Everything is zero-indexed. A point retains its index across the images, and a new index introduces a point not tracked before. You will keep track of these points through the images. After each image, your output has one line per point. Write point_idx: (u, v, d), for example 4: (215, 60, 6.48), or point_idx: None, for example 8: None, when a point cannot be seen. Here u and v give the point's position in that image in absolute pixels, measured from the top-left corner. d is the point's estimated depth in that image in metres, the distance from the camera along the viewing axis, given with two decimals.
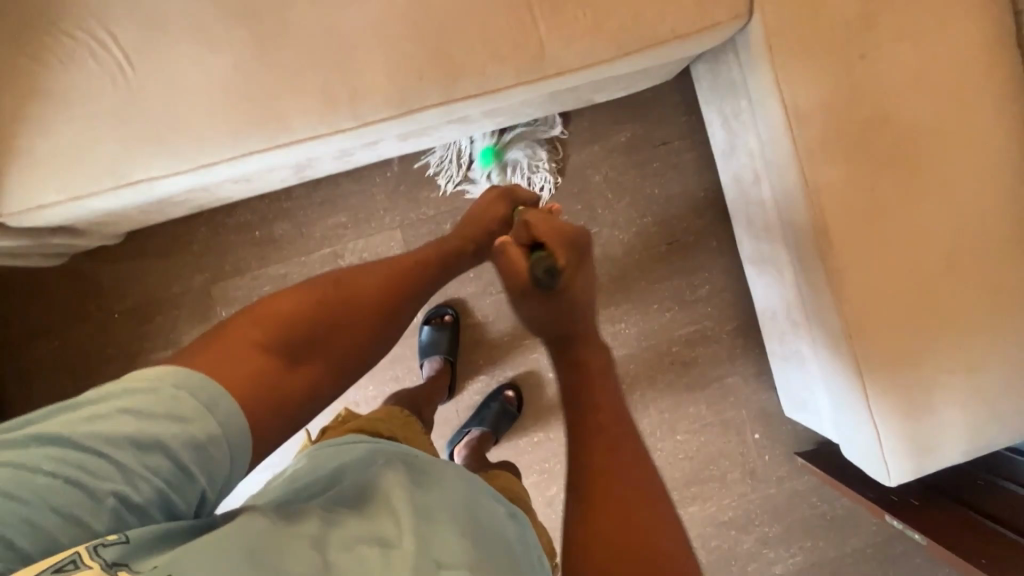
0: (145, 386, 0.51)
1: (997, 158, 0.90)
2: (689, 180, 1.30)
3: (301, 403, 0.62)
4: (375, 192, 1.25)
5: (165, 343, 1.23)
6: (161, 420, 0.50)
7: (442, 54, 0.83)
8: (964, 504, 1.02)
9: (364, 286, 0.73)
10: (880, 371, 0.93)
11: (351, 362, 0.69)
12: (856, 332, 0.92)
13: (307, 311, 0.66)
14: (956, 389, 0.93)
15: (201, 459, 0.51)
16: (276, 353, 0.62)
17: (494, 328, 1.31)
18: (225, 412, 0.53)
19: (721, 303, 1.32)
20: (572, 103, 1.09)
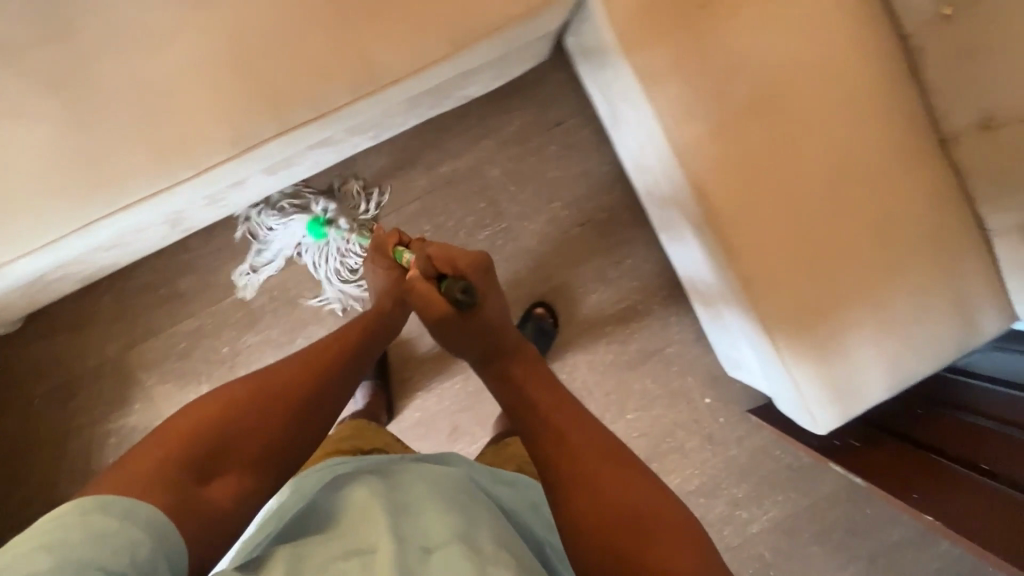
0: (56, 520, 0.47)
1: (860, 84, 0.87)
2: (590, 157, 1.27)
3: (228, 521, 0.57)
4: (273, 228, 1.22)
5: (93, 420, 1.21)
6: (83, 541, 0.46)
7: (268, 84, 0.80)
8: (905, 439, 1.00)
9: (283, 381, 0.67)
10: (787, 325, 0.90)
11: (282, 465, 0.64)
12: (756, 290, 0.89)
13: (214, 423, 0.61)
14: (871, 329, 0.90)
15: (142, 565, 0.47)
16: (182, 476, 0.56)
17: (422, 341, 1.29)
18: (149, 519, 0.50)
19: (645, 275, 1.30)
20: (440, 102, 1.07)
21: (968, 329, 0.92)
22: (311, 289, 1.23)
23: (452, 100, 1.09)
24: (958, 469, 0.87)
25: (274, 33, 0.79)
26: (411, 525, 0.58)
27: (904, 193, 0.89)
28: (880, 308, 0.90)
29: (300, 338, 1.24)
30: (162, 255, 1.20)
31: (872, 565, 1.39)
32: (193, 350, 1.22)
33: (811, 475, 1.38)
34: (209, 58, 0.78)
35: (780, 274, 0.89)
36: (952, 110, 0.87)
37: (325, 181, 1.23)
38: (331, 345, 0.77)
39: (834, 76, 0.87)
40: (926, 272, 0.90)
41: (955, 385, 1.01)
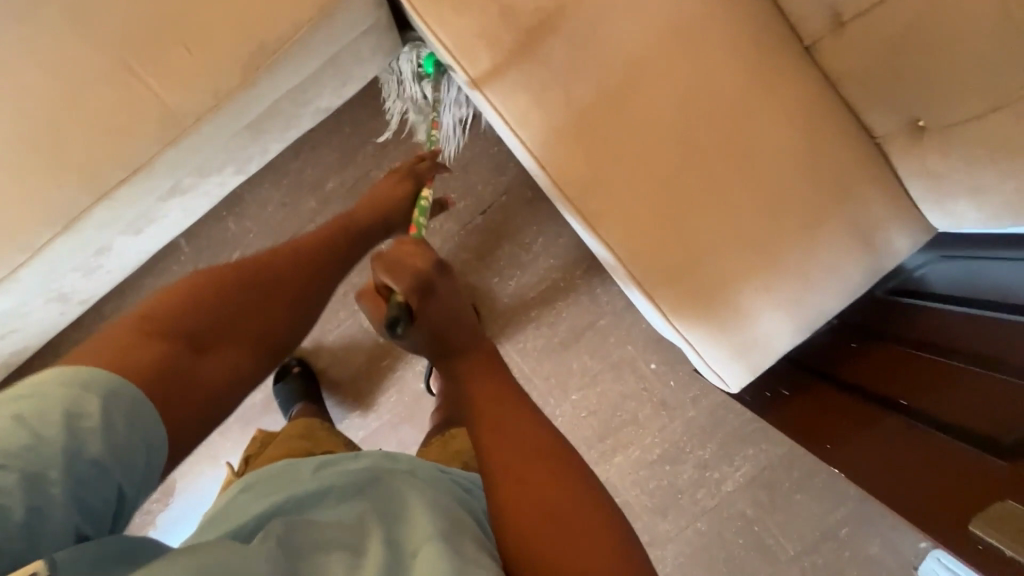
0: (32, 389, 0.49)
1: (694, 9, 0.78)
2: (477, 141, 1.21)
3: (219, 389, 0.66)
4: (179, 279, 1.22)
5: None
6: (54, 428, 0.47)
7: (70, 153, 0.78)
8: (837, 379, 0.91)
9: (268, 281, 0.77)
10: (666, 287, 0.83)
11: (270, 346, 0.74)
12: (627, 255, 0.82)
13: (200, 305, 0.69)
14: (761, 275, 0.83)
15: (115, 445, 0.50)
16: (178, 343, 0.64)
17: (350, 360, 1.28)
18: (127, 403, 0.53)
19: (561, 250, 1.24)
20: (290, 121, 1.03)
21: (871, 253, 0.83)
22: None
23: (306, 115, 1.05)
24: (882, 409, 0.80)
25: (63, 99, 0.77)
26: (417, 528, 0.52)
27: (768, 118, 0.80)
28: (765, 248, 0.82)
29: None
30: (79, 327, 1.22)
31: (861, 502, 1.32)
32: None
33: None
34: (4, 138, 0.77)
35: (647, 232, 0.82)
36: (806, 14, 0.77)
37: (216, 222, 1.21)
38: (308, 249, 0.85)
39: (662, 7, 0.78)
40: (810, 199, 0.81)
41: (894, 309, 0.91)
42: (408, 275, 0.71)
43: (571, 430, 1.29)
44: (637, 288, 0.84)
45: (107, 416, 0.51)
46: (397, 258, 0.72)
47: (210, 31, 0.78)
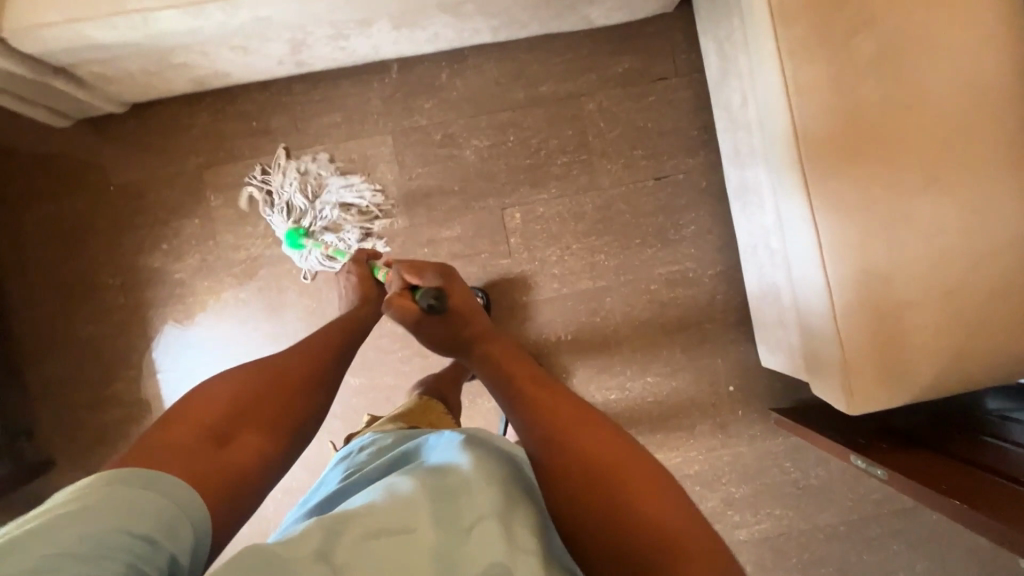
0: (75, 495, 0.51)
1: (986, 72, 0.87)
2: (683, 118, 1.29)
3: (247, 473, 0.66)
4: (372, 96, 1.28)
5: (155, 221, 1.27)
6: (105, 509, 0.50)
7: None
8: (944, 453, 0.99)
9: (281, 373, 0.76)
10: (854, 315, 0.89)
11: (286, 433, 0.72)
12: (833, 267, 0.89)
13: (222, 404, 0.68)
14: (937, 331, 0.88)
15: (162, 520, 0.52)
16: (208, 435, 0.64)
17: (474, 243, 1.29)
18: (168, 485, 0.56)
19: (704, 245, 1.30)
20: (565, 9, 1.12)
21: None
22: (388, 162, 1.28)
23: (575, 13, 1.14)
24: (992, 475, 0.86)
25: None
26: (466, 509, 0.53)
27: (1003, 192, 0.87)
28: (954, 310, 0.88)
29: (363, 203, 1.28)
30: (265, 89, 1.27)
31: None
32: (264, 185, 1.28)
33: (816, 498, 1.32)
34: None
35: (862, 251, 0.88)
36: None
37: (431, 67, 1.28)
38: (326, 341, 0.86)
39: (955, 62, 0.87)
40: (1011, 280, 0.87)
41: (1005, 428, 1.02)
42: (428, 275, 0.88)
43: (630, 408, 1.31)
44: (827, 305, 0.91)
45: (148, 497, 0.53)
46: (421, 266, 0.91)
47: None
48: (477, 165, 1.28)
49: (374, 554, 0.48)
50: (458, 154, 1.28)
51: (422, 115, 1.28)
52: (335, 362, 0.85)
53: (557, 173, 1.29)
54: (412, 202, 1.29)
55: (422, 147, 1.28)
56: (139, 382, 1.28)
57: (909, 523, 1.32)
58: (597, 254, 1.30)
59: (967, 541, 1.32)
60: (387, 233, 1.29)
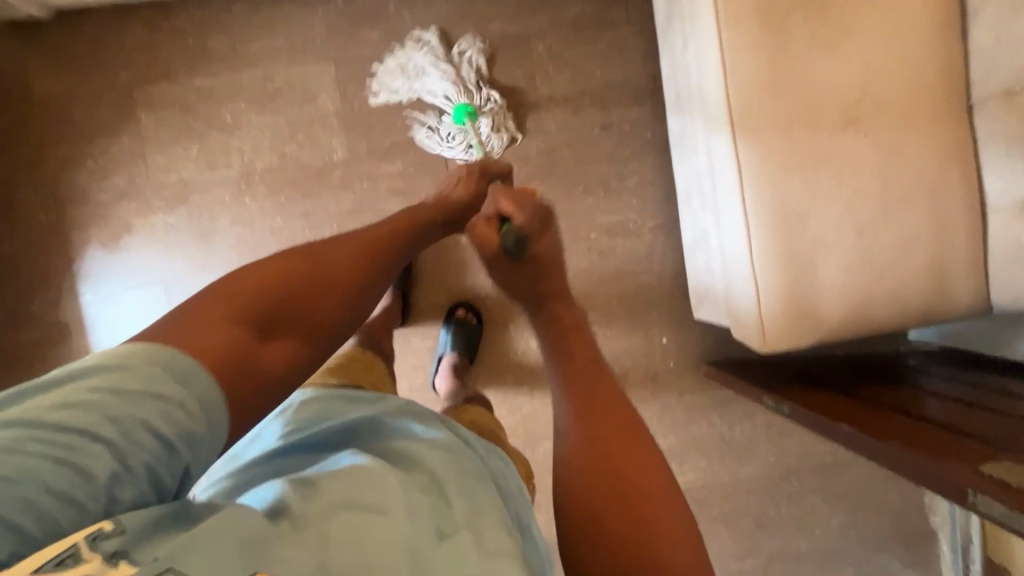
0: (117, 360, 0.42)
1: (909, 19, 0.89)
2: (632, 66, 1.29)
3: (274, 389, 0.52)
4: (316, 21, 1.24)
5: (81, 136, 1.22)
6: (138, 396, 0.41)
7: None
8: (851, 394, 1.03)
9: (334, 265, 0.58)
10: (772, 253, 0.90)
11: (334, 340, 0.57)
12: (753, 206, 0.90)
13: (269, 284, 0.53)
14: (850, 273, 0.89)
15: (181, 428, 0.42)
16: (244, 329, 0.50)
17: (415, 181, 1.27)
18: (201, 393, 0.44)
19: (646, 197, 1.30)
20: None
21: (939, 299, 0.91)
22: (329, 92, 1.25)
23: None
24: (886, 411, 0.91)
25: None
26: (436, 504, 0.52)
27: (917, 140, 0.89)
28: (868, 255, 0.89)
29: (302, 132, 1.25)
30: (203, 4, 1.22)
31: (767, 563, 1.35)
32: (198, 106, 1.23)
33: (741, 452, 1.35)
34: None
35: (782, 192, 0.89)
36: (987, 74, 0.88)
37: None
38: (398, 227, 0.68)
39: (885, 7, 0.88)
40: (920, 227, 0.90)
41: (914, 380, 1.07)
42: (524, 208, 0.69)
43: None
44: (745, 245, 0.92)
45: (172, 398, 0.43)
46: (523, 193, 0.70)
47: None
48: (422, 100, 1.26)
49: (354, 534, 0.46)
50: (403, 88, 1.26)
51: (367, 45, 1.25)
52: (397, 259, 0.66)
53: (503, 115, 1.28)
54: (353, 134, 1.26)
55: (366, 78, 1.25)
56: (58, 304, 1.24)
57: (827, 479, 1.36)
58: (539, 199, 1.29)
59: (881, 497, 1.37)
60: (326, 165, 1.26)
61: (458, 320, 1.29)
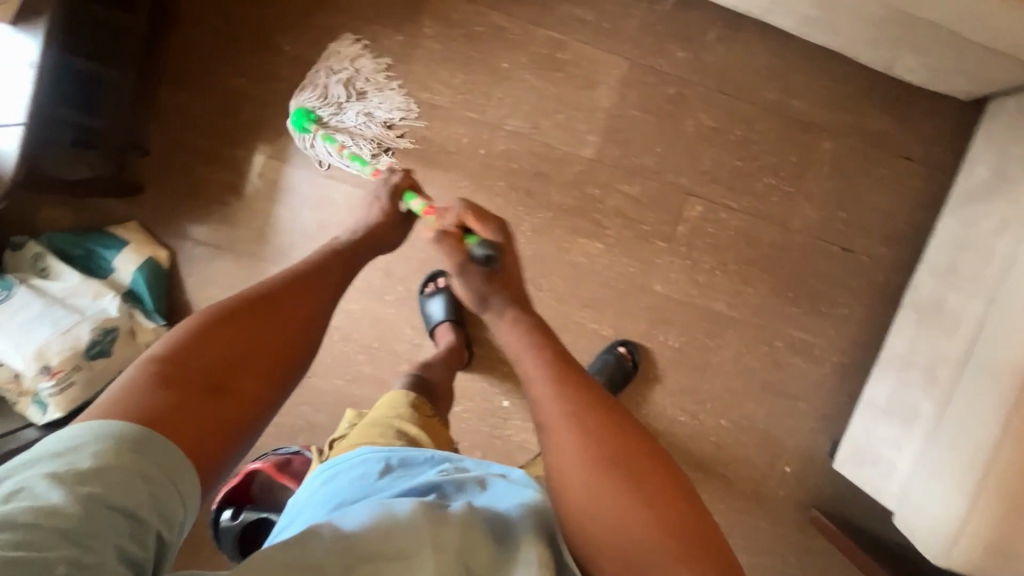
0: (79, 443, 0.51)
1: None
2: (902, 206, 1.21)
3: (237, 422, 0.61)
4: (633, 15, 1.17)
5: (361, 16, 1.18)
6: (95, 475, 0.49)
7: None
8: None
9: (264, 308, 0.67)
10: (1005, 481, 0.86)
11: (278, 372, 0.66)
12: (1013, 436, 0.85)
13: (209, 343, 0.62)
14: None
15: (149, 502, 0.50)
16: (194, 389, 0.59)
17: (643, 210, 1.22)
18: (158, 452, 0.53)
19: (847, 333, 1.24)
20: (887, 41, 1.01)
21: None
22: (610, 87, 1.18)
23: (890, 49, 1.04)
24: None
25: None
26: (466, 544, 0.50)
27: None
28: None
29: (564, 113, 1.19)
30: None
31: None
32: (482, 41, 1.17)
33: None
34: None
35: None
36: None
37: (707, 18, 1.16)
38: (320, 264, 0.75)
39: None
40: None
41: None
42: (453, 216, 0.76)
43: (689, 436, 1.28)
44: (981, 469, 0.87)
45: (139, 466, 0.51)
46: (486, 211, 0.76)
47: None
48: (690, 139, 1.20)
49: None
50: (679, 120, 1.19)
51: (668, 62, 1.18)
52: (333, 288, 0.75)
53: (757, 191, 1.21)
54: (611, 139, 1.20)
55: (651, 91, 1.18)
56: (258, 159, 1.20)
57: None
58: (745, 285, 1.24)
59: None
60: (570, 155, 1.20)
61: (619, 356, 1.22)
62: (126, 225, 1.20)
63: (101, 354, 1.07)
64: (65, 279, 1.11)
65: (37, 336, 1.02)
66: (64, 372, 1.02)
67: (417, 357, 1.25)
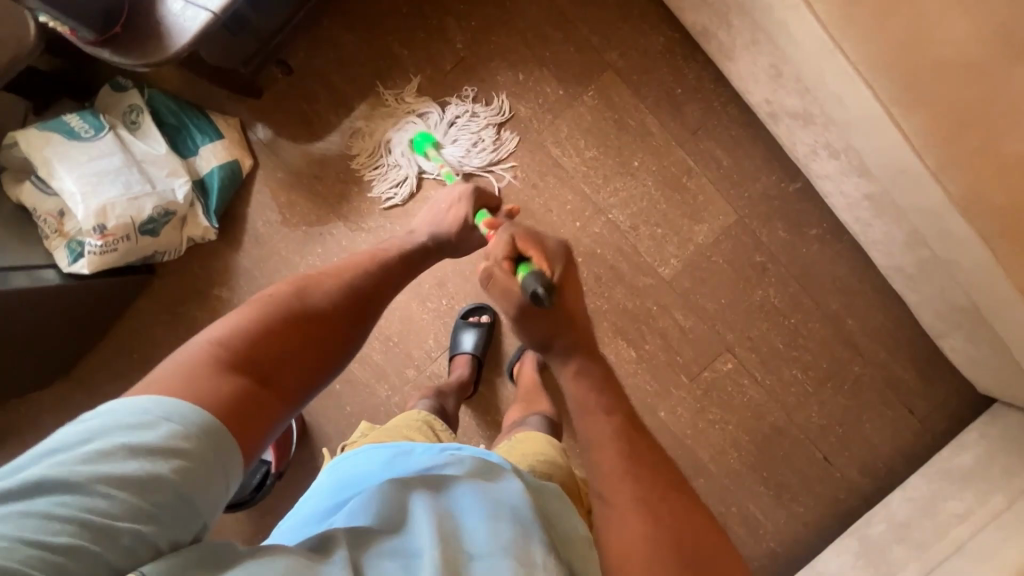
0: (129, 418, 0.50)
1: None
2: (887, 449, 1.33)
3: (274, 420, 0.61)
4: (761, 181, 1.25)
5: (536, 54, 1.21)
6: (144, 451, 0.49)
7: (995, 186, 0.83)
8: None
9: (313, 313, 0.70)
10: None
11: (316, 376, 0.68)
12: None
13: (263, 334, 0.64)
14: None
15: (190, 475, 0.50)
16: (245, 374, 0.59)
17: (682, 342, 1.29)
18: (203, 433, 0.52)
19: (793, 529, 1.34)
20: (953, 323, 1.12)
21: None
22: (712, 228, 1.26)
23: (949, 328, 1.15)
24: None
25: None
26: (445, 538, 0.57)
27: None
28: None
29: (662, 230, 1.26)
30: (717, 80, 1.22)
31: None
32: (628, 133, 1.23)
33: None
34: (1012, 148, 0.81)
35: None
36: None
37: (818, 216, 1.26)
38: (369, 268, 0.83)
39: None
40: None
41: None
42: (544, 247, 0.74)
43: None
44: None
45: (205, 453, 0.51)
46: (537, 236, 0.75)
47: None
48: (752, 305, 1.29)
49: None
50: (751, 286, 1.28)
51: (769, 234, 1.26)
52: (380, 302, 0.81)
53: (783, 376, 1.31)
54: (689, 272, 1.27)
55: (742, 250, 1.27)
56: (380, 123, 1.21)
57: None
58: (732, 448, 1.33)
59: None
60: (649, 267, 1.27)
61: None
62: (228, 118, 1.18)
63: (150, 233, 1.07)
64: (152, 145, 1.09)
65: (105, 192, 1.01)
66: (114, 238, 1.02)
67: (427, 369, 1.28)
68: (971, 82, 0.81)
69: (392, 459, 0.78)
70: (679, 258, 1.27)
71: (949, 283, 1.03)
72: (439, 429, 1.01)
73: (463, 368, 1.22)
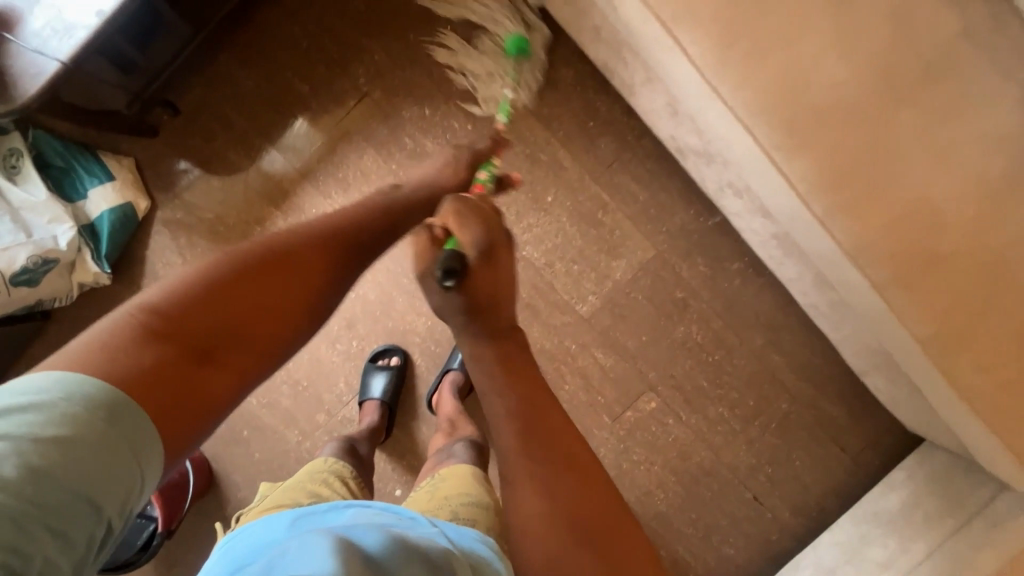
0: (28, 390, 0.47)
1: None
2: (820, 488, 1.28)
3: (220, 398, 0.57)
4: (678, 215, 1.21)
5: (442, 88, 1.18)
6: (33, 431, 0.45)
7: (878, 237, 0.79)
8: None
9: (268, 266, 0.64)
10: None
11: (273, 342, 0.63)
12: None
13: (214, 290, 0.60)
14: None
15: (79, 463, 0.45)
16: (186, 348, 0.56)
17: (604, 381, 1.25)
18: (105, 412, 0.48)
19: (725, 574, 1.28)
20: (870, 362, 1.08)
21: None
22: (630, 264, 1.22)
23: (869, 367, 1.11)
24: None
25: (912, 241, 0.79)
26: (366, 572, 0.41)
27: None
28: None
29: (579, 266, 1.22)
30: (629, 113, 1.19)
31: None
32: (539, 168, 1.19)
33: None
34: (892, 199, 0.79)
35: None
36: None
37: (738, 250, 1.23)
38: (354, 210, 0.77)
39: None
40: None
41: None
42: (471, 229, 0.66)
43: None
44: None
45: (103, 438, 0.47)
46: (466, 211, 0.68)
47: (990, 357, 0.80)
48: (673, 342, 1.25)
49: None
50: (673, 322, 1.24)
51: (689, 269, 1.23)
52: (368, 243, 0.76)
53: (708, 415, 1.27)
54: (608, 308, 1.23)
55: (662, 285, 1.23)
56: (282, 159, 1.17)
57: None
58: (659, 489, 1.28)
59: None
60: (566, 305, 1.23)
61: None
62: (121, 159, 1.15)
63: (27, 283, 1.03)
64: (31, 190, 1.04)
65: None
66: None
67: (339, 413, 1.23)
68: (849, 130, 0.78)
69: (289, 526, 0.56)
70: (598, 294, 1.23)
71: (859, 324, 0.99)
72: (347, 484, 0.95)
73: (372, 414, 1.17)
